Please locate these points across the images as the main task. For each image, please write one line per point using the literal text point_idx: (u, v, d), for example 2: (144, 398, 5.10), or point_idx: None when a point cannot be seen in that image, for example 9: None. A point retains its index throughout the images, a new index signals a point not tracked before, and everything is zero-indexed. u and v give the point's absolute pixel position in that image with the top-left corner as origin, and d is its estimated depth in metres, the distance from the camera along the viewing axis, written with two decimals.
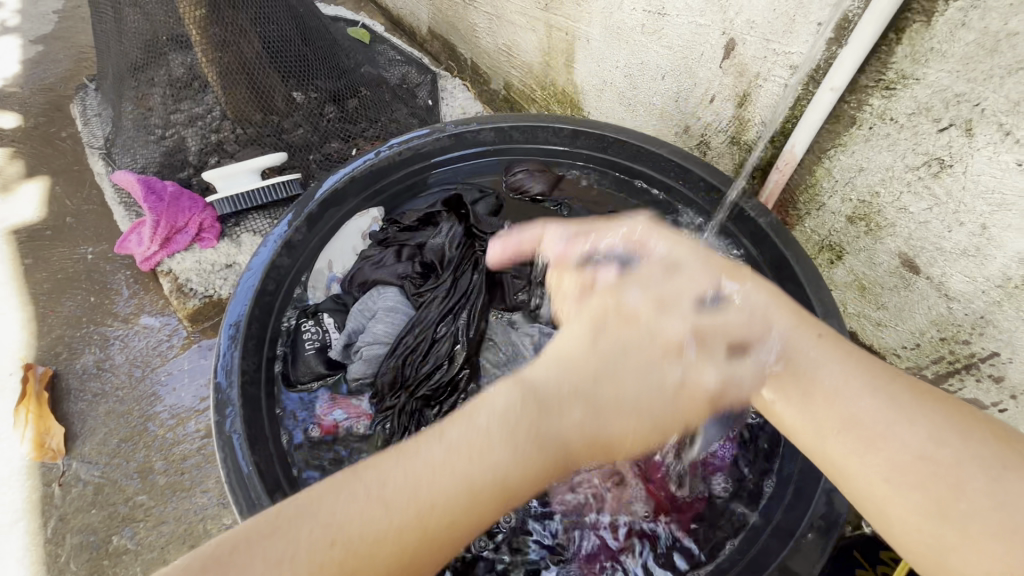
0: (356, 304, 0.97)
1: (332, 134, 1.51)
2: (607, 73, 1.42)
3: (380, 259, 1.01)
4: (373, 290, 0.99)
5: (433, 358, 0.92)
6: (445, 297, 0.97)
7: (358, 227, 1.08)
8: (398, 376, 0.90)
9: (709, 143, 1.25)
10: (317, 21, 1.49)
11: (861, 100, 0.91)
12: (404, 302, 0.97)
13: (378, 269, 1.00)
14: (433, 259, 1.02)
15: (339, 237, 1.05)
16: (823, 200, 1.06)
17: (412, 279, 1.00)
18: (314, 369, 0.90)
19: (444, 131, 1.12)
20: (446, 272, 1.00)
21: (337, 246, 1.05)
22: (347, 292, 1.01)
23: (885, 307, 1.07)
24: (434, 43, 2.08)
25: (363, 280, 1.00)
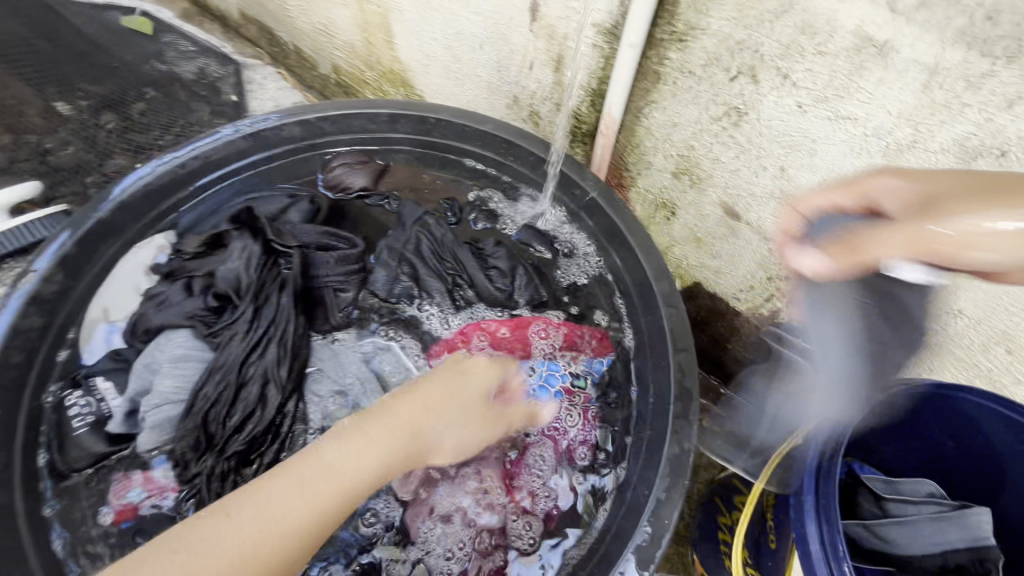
0: (139, 359, 0.80)
1: (114, 147, 1.24)
2: (428, 47, 1.31)
3: (164, 299, 0.85)
4: (161, 337, 0.82)
5: (240, 409, 0.79)
6: (248, 331, 0.83)
7: (140, 262, 0.89)
8: (201, 438, 0.77)
9: (539, 113, 1.20)
10: (72, 27, 1.34)
11: (660, 54, 0.89)
12: (199, 346, 0.82)
13: (162, 310, 0.84)
14: (228, 289, 0.86)
15: (114, 277, 0.87)
16: (649, 159, 1.05)
17: (204, 317, 0.85)
18: (91, 450, 0.75)
19: (234, 132, 0.97)
20: (245, 301, 0.85)
21: (111, 290, 0.86)
22: (130, 346, 0.84)
23: (719, 256, 1.10)
24: (247, 27, 1.82)
25: (146, 327, 0.83)
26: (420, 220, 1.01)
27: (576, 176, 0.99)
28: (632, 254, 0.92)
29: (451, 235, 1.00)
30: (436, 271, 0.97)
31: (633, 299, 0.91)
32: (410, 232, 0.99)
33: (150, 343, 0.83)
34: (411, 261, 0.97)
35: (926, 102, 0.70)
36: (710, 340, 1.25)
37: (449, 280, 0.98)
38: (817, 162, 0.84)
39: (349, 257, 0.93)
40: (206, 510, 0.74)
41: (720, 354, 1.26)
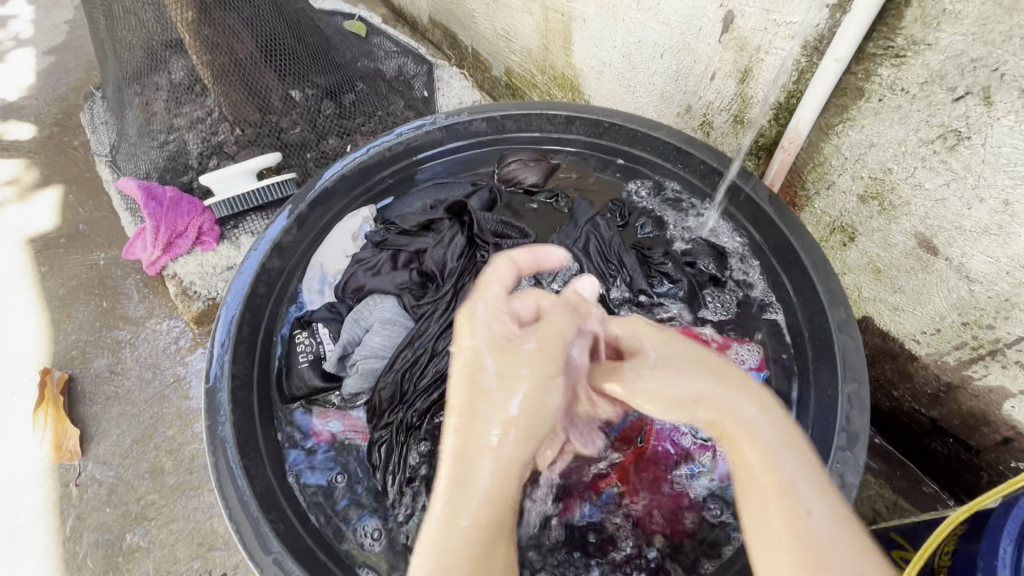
0: (351, 314, 0.97)
1: (329, 130, 1.50)
2: (605, 54, 1.37)
3: (376, 266, 1.00)
4: (369, 299, 0.98)
5: (433, 368, 0.91)
6: (445, 309, 0.95)
7: (349, 228, 1.06)
8: (397, 391, 0.89)
9: (711, 123, 1.19)
10: (307, 18, 1.45)
11: (870, 70, 0.84)
12: (402, 315, 0.96)
13: (374, 277, 0.99)
14: (431, 269, 1.00)
15: (330, 239, 1.04)
16: (833, 179, 1.00)
17: (411, 290, 0.99)
18: (309, 383, 0.90)
19: (434, 124, 1.09)
20: (446, 283, 0.98)
21: (328, 249, 1.04)
22: (342, 300, 1.00)
23: (902, 292, 1.00)
24: (434, 32, 2.04)
25: (357, 288, 0.99)
26: (593, 220, 1.07)
27: (750, 188, 0.97)
28: (807, 275, 0.89)
29: (617, 238, 1.05)
30: (599, 270, 1.03)
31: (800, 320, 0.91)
32: (580, 231, 1.06)
33: (359, 301, 0.99)
34: (577, 257, 1.04)
35: None
36: (872, 381, 1.14)
37: (611, 279, 1.03)
38: None
39: (520, 245, 1.03)
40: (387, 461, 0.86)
41: (881, 399, 1.15)
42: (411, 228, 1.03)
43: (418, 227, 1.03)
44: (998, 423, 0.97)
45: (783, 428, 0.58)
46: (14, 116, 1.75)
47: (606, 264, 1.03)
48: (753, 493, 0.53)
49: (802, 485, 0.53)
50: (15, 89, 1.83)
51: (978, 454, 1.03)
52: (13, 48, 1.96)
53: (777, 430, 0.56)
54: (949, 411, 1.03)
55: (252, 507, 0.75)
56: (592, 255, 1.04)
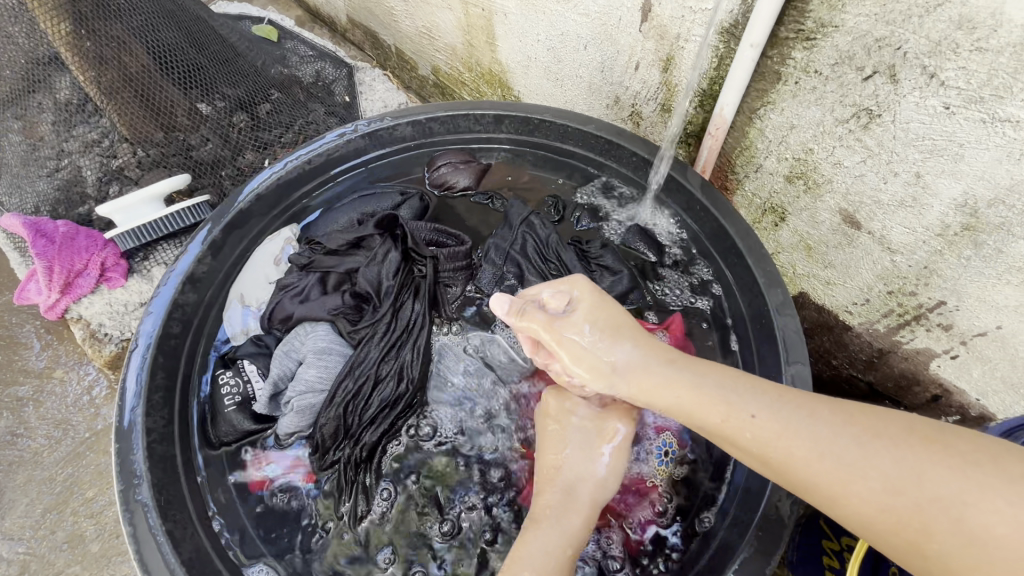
0: (279, 346, 0.87)
1: (244, 144, 1.39)
2: (529, 48, 1.34)
3: (302, 290, 0.91)
4: (301, 327, 0.89)
5: (378, 398, 0.83)
6: (386, 331, 0.87)
7: (270, 252, 0.98)
8: (340, 426, 0.81)
9: (641, 113, 1.19)
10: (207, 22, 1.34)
11: (784, 54, 0.85)
12: (338, 341, 0.87)
13: (303, 304, 0.90)
14: (364, 289, 0.91)
15: (250, 266, 0.96)
16: (760, 162, 1.01)
17: (346, 314, 0.90)
18: (239, 428, 0.81)
19: (357, 130, 1.02)
20: (384, 304, 0.90)
21: (246, 277, 0.95)
22: (269, 331, 0.91)
23: (832, 266, 1.03)
24: (355, 32, 1.94)
25: (284, 316, 0.90)
26: (527, 220, 1.00)
27: (682, 176, 0.97)
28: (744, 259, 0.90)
29: (555, 236, 0.99)
30: (540, 271, 0.96)
31: (741, 305, 0.92)
32: (516, 232, 0.99)
33: (291, 330, 0.89)
34: (516, 261, 0.98)
35: None
36: (813, 354, 1.18)
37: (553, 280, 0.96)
38: (962, 169, 0.77)
39: (458, 254, 0.95)
40: (345, 496, 0.79)
41: (823, 369, 1.19)
42: (339, 246, 0.93)
43: (347, 245, 0.93)
44: (927, 382, 1.02)
45: (792, 401, 0.62)
46: None
47: (547, 265, 0.97)
48: (781, 449, 0.60)
49: (754, 411, 0.63)
50: None
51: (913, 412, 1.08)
52: None
53: (764, 403, 0.63)
54: (883, 375, 1.08)
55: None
56: (530, 256, 0.97)
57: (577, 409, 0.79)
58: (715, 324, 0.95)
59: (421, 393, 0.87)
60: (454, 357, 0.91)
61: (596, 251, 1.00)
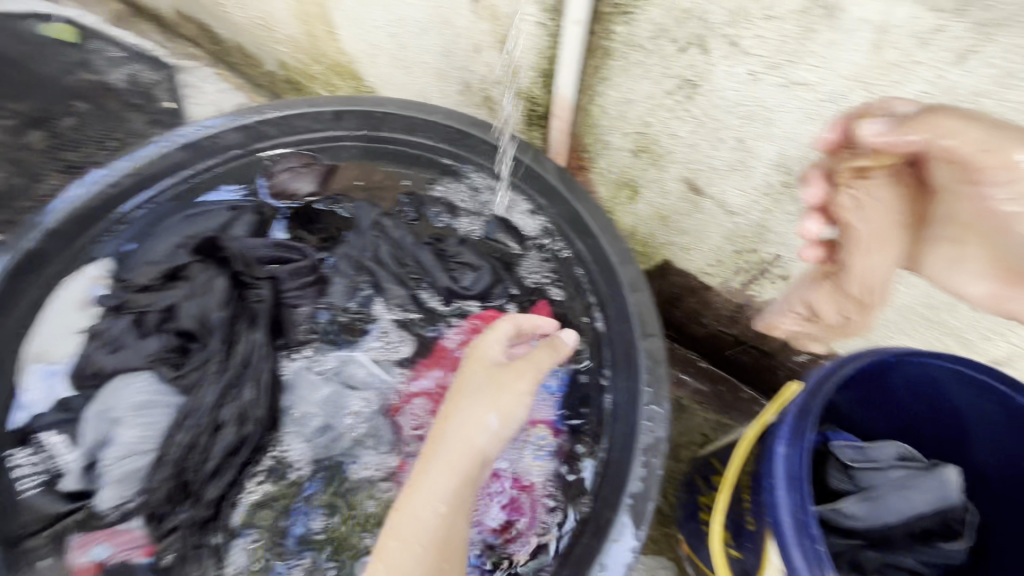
0: (89, 408, 0.81)
1: (46, 168, 1.19)
2: (371, 35, 1.25)
3: (116, 336, 0.84)
4: (114, 383, 0.81)
5: (215, 448, 0.78)
6: (221, 368, 0.82)
7: (76, 293, 0.85)
8: (175, 483, 0.76)
9: (492, 98, 1.15)
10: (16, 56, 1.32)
11: (607, 29, 0.85)
12: (161, 391, 0.81)
13: (116, 355, 0.82)
14: (190, 326, 0.85)
15: (48, 316, 0.82)
16: (607, 138, 1.02)
17: (169, 358, 0.84)
18: (46, 511, 0.76)
19: (171, 140, 0.89)
20: (213, 339, 0.85)
21: (47, 329, 0.82)
22: (83, 391, 0.82)
23: (686, 233, 1.08)
24: (182, 26, 1.72)
25: (94, 369, 0.82)
26: (377, 224, 1.02)
27: (538, 165, 0.95)
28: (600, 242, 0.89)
29: (409, 238, 1.02)
30: (396, 275, 0.98)
31: (603, 290, 0.88)
32: (366, 239, 1.00)
33: (101, 389, 0.82)
34: (368, 268, 0.98)
35: (877, 62, 0.67)
36: (685, 316, 1.23)
37: (410, 279, 0.98)
38: (774, 132, 0.81)
39: (302, 270, 0.93)
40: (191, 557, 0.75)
41: (695, 329, 1.25)
42: (150, 282, 0.87)
43: (159, 280, 0.87)
44: None
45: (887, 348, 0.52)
46: None
47: (406, 268, 0.99)
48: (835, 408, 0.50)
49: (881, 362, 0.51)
50: None
51: (773, 358, 1.17)
52: None
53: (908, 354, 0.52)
54: (744, 328, 1.15)
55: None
56: (381, 260, 0.98)
57: (488, 415, 0.70)
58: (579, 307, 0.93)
59: (269, 432, 0.82)
60: (308, 384, 0.88)
61: (453, 249, 1.02)
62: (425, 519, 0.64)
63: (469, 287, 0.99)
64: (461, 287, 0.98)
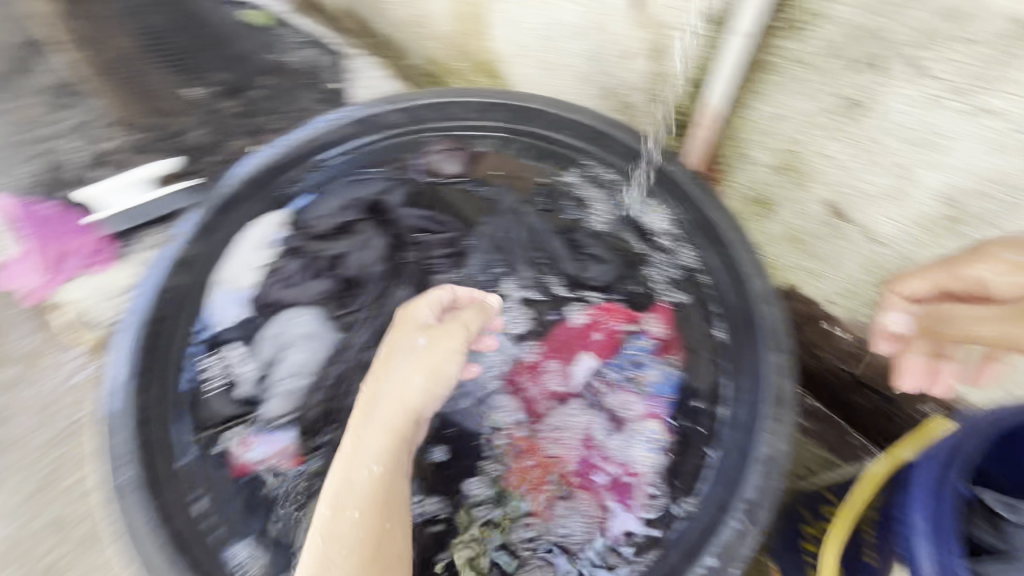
0: (266, 333, 1.03)
1: (234, 130, 1.36)
2: (521, 37, 1.33)
3: (295, 273, 1.06)
4: (285, 314, 1.04)
5: (365, 379, 1.02)
6: (371, 318, 1.06)
7: (258, 237, 0.99)
8: (330, 405, 0.98)
9: (631, 104, 1.19)
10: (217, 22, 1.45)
11: (773, 43, 0.86)
12: (324, 327, 1.05)
13: (288, 289, 1.05)
14: (353, 277, 1.09)
15: (237, 251, 0.96)
16: (747, 153, 1.02)
17: (332, 301, 1.07)
18: (223, 411, 0.94)
19: (345, 115, 0.99)
20: (369, 289, 1.08)
21: (234, 261, 0.96)
22: (258, 317, 1.01)
23: (818, 258, 1.04)
24: (344, 19, 1.92)
25: (271, 299, 1.03)
26: (514, 210, 1.14)
27: (671, 169, 0.96)
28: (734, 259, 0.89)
29: (545, 230, 1.13)
30: (529, 261, 1.14)
31: (733, 305, 0.88)
32: (505, 223, 1.14)
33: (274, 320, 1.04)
34: (503, 253, 1.13)
35: None
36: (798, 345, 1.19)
37: (541, 266, 1.12)
38: (949, 161, 0.79)
39: (445, 243, 1.14)
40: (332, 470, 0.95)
41: (808, 360, 1.21)
42: (326, 231, 1.07)
43: (332, 231, 1.08)
44: None
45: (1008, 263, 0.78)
46: None
47: (538, 254, 1.12)
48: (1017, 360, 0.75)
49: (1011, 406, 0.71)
50: None
51: (894, 403, 1.10)
52: None
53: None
54: (865, 365, 1.10)
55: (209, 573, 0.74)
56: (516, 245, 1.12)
57: (414, 377, 0.87)
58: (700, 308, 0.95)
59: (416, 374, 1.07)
60: None
61: (586, 241, 1.11)
62: (362, 481, 0.78)
63: (594, 278, 1.10)
64: (585, 279, 1.10)
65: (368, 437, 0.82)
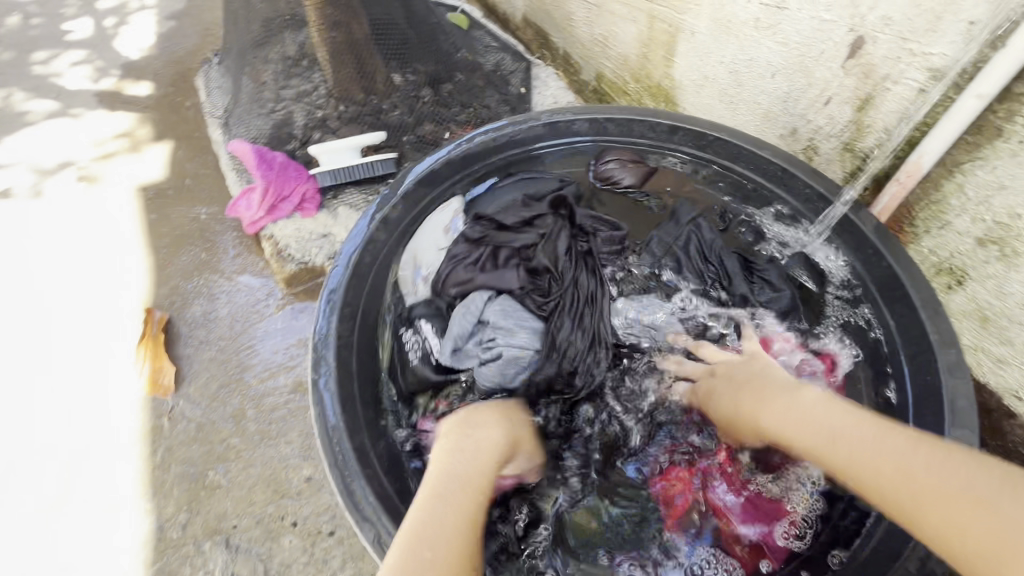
0: (457, 309, 0.98)
1: (425, 117, 1.54)
2: (709, 68, 1.36)
3: (476, 261, 1.03)
4: (475, 294, 0.98)
5: (542, 373, 0.94)
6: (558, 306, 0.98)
7: (440, 222, 1.07)
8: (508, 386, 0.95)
9: (817, 149, 1.17)
10: (422, 9, 1.55)
11: (1013, 110, 0.82)
12: (511, 312, 0.97)
13: (477, 271, 1.01)
14: (539, 265, 1.01)
15: (424, 231, 1.05)
16: (949, 219, 0.96)
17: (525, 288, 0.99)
18: (421, 376, 0.96)
19: (539, 119, 1.12)
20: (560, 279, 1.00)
21: (423, 239, 1.05)
22: (441, 294, 1.02)
23: (1011, 343, 0.96)
24: (527, 31, 2.07)
25: (458, 281, 1.01)
26: (695, 222, 1.11)
27: (857, 218, 0.97)
28: (922, 324, 0.87)
29: (719, 242, 1.09)
30: (698, 270, 1.08)
31: (901, 358, 0.89)
32: (682, 230, 1.11)
33: (465, 296, 0.99)
34: (676, 255, 1.10)
35: None
36: None
37: (710, 282, 1.08)
38: None
39: (615, 239, 1.10)
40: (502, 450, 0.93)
41: None
42: (513, 222, 1.06)
43: (520, 222, 1.06)
44: None
45: None
46: (134, 73, 1.89)
47: (708, 265, 1.08)
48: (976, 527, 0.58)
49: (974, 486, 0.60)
50: (135, 49, 1.98)
51: None
52: (136, 11, 2.12)
53: None
54: None
55: (371, 505, 0.78)
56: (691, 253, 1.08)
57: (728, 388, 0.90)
58: (869, 365, 0.94)
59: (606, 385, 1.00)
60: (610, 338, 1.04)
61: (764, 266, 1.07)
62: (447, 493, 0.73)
63: (765, 300, 1.03)
64: (756, 301, 1.03)
65: (463, 442, 0.81)
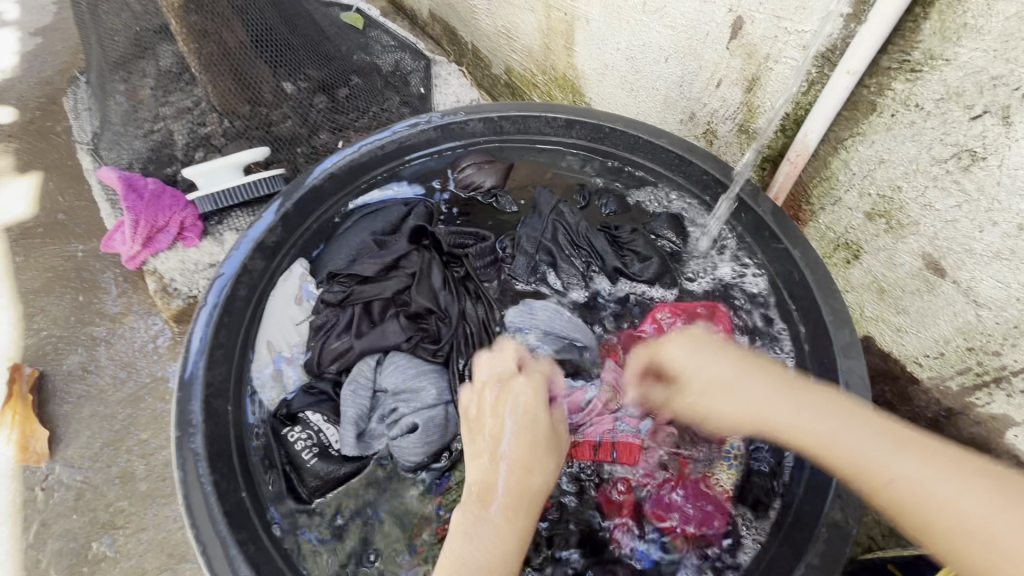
0: (346, 386, 0.88)
1: (320, 125, 1.44)
2: (607, 56, 1.33)
3: (349, 324, 0.93)
4: (363, 362, 0.90)
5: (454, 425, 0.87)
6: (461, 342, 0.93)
7: (287, 293, 0.96)
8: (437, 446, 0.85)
9: (716, 132, 1.16)
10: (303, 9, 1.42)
11: (883, 84, 0.81)
12: (409, 371, 0.89)
13: (356, 335, 0.91)
14: (420, 309, 0.94)
15: (271, 313, 0.94)
16: (839, 195, 0.96)
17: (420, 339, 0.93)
18: (324, 475, 0.82)
19: (431, 121, 1.06)
20: (448, 317, 0.94)
21: (273, 323, 0.93)
22: (319, 377, 0.91)
23: (906, 312, 0.97)
24: (434, 27, 1.98)
25: (334, 356, 0.90)
26: (555, 209, 1.05)
27: (752, 200, 0.96)
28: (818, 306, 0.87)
29: (584, 223, 1.04)
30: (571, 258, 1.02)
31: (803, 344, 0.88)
32: (546, 222, 1.04)
33: (351, 367, 0.91)
34: (548, 248, 1.03)
35: None
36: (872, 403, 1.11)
37: (584, 264, 1.03)
38: None
39: (486, 250, 1.02)
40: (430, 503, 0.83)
41: None
42: (375, 273, 0.96)
43: (383, 270, 0.96)
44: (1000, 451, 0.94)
45: None
46: None
47: (578, 251, 1.03)
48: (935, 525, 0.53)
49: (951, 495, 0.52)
50: None
51: None
52: None
53: None
54: None
55: (243, 572, 0.71)
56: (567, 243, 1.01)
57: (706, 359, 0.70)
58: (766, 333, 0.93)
59: None
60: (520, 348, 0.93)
61: (627, 236, 1.03)
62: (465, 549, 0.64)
63: (637, 273, 1.00)
64: (630, 274, 1.00)
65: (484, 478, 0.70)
